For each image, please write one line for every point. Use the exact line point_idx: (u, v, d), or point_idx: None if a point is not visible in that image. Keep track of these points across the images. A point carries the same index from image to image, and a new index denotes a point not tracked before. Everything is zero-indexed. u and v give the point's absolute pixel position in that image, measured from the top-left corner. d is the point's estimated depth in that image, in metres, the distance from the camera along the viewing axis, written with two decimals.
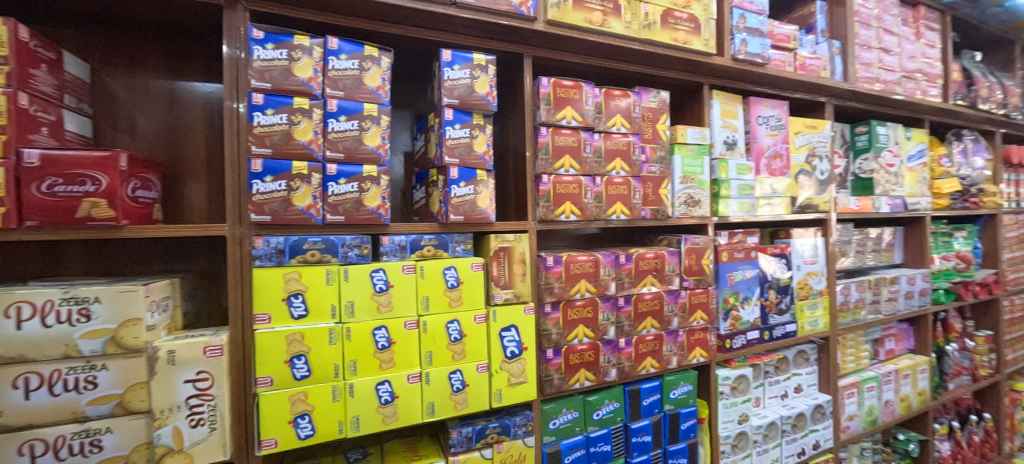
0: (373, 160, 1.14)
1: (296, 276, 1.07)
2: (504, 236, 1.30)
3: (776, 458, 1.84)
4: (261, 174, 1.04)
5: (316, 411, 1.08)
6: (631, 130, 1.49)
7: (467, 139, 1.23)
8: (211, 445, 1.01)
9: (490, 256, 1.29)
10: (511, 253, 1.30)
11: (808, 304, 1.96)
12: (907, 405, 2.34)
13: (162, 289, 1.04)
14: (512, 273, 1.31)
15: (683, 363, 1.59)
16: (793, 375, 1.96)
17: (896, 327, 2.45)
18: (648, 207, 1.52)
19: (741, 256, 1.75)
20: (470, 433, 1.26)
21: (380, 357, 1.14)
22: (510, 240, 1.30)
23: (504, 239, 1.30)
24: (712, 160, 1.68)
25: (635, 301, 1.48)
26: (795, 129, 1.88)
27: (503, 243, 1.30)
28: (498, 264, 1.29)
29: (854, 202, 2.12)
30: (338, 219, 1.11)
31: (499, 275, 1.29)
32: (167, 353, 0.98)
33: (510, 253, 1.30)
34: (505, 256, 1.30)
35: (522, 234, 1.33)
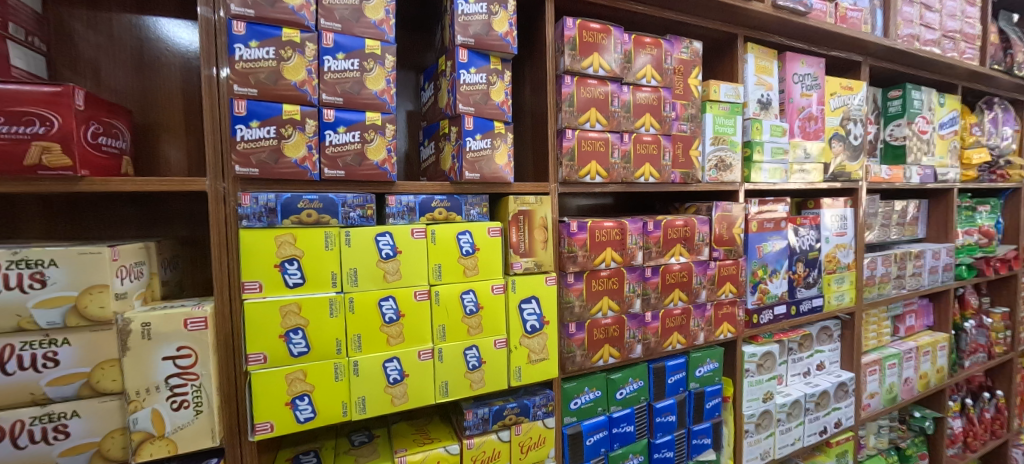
0: (376, 106, 0.99)
1: (291, 239, 0.94)
2: (524, 198, 1.16)
3: (798, 437, 1.75)
4: (246, 119, 0.89)
5: (317, 391, 0.96)
6: (662, 84, 1.34)
7: (484, 86, 1.08)
8: (197, 430, 0.89)
9: (509, 221, 1.15)
10: (531, 218, 1.17)
11: (835, 278, 1.85)
12: (925, 382, 2.27)
13: (133, 253, 0.90)
14: (533, 240, 1.17)
15: (709, 339, 1.48)
16: (816, 352, 1.87)
17: (916, 303, 2.36)
18: (678, 170, 1.39)
19: (772, 226, 1.62)
20: (486, 414, 1.15)
21: (387, 331, 1.01)
22: (531, 203, 1.17)
23: (524, 202, 1.16)
24: (745, 121, 1.53)
25: (663, 272, 1.36)
26: (830, 90, 1.73)
27: (523, 206, 1.16)
28: (517, 230, 1.16)
29: (886, 171, 1.99)
30: (337, 175, 0.96)
31: (518, 241, 1.16)
32: (142, 326, 0.84)
33: (531, 217, 1.17)
34: (525, 221, 1.16)
35: (544, 196, 1.19)
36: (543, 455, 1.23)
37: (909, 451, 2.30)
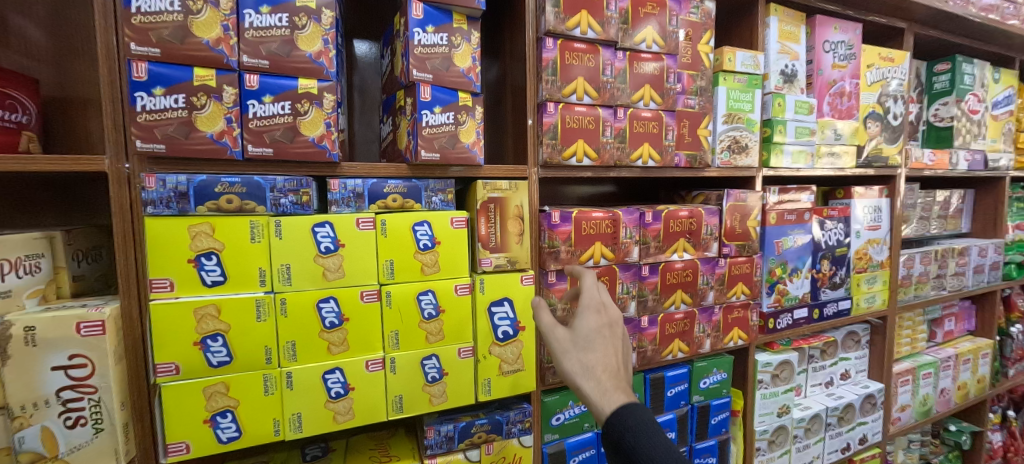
0: (312, 72, 0.83)
1: (209, 230, 0.79)
2: (496, 184, 1.00)
3: (818, 455, 1.56)
4: (147, 85, 0.74)
5: (242, 407, 0.82)
6: (666, 50, 1.14)
7: (445, 48, 0.91)
8: (97, 451, 0.76)
9: (478, 210, 0.99)
10: (504, 207, 1.00)
11: (865, 278, 1.63)
12: (963, 393, 2.04)
13: (24, 245, 0.76)
14: (506, 232, 1.01)
15: (717, 347, 1.30)
16: (840, 360, 1.66)
17: (957, 305, 2.11)
18: (683, 152, 1.19)
19: (793, 219, 1.42)
20: (451, 432, 1.00)
21: (328, 338, 0.87)
22: (504, 189, 1.00)
23: (496, 188, 0.99)
24: (765, 95, 1.32)
25: (663, 271, 1.18)
26: (867, 60, 1.50)
27: (494, 193, 0.99)
28: (488, 220, 0.99)
29: (929, 156, 1.74)
30: (265, 153, 0.81)
31: (489, 234, 0.99)
32: (25, 330, 0.71)
33: (504, 206, 1.00)
34: (497, 210, 1.00)
35: (521, 181, 1.02)
36: None
37: None
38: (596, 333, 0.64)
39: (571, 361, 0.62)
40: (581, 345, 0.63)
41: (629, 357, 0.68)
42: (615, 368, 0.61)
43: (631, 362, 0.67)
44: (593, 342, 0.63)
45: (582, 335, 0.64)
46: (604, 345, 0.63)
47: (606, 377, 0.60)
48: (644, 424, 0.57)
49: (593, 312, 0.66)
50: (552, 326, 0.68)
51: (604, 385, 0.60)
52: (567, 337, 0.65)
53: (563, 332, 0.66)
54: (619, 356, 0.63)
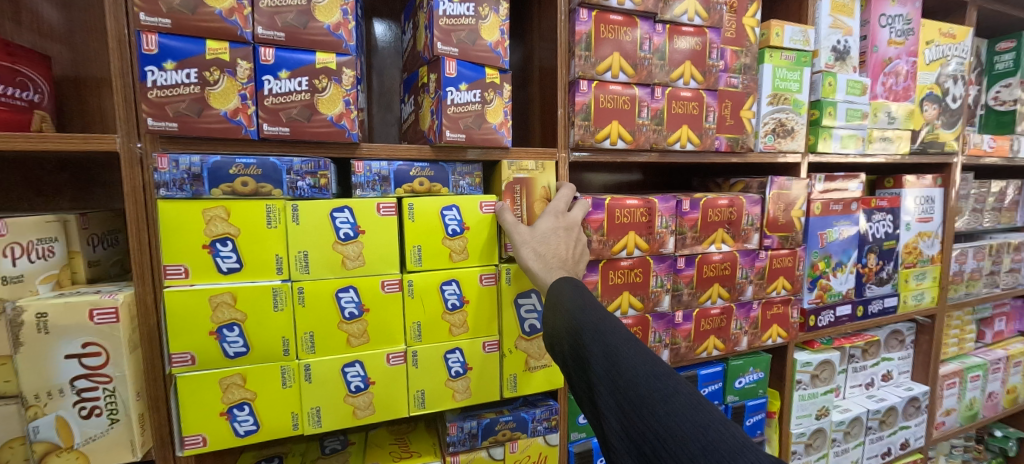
0: (330, 45, 0.78)
1: (224, 214, 0.75)
2: (522, 164, 0.94)
3: (856, 460, 1.48)
4: (157, 59, 0.70)
5: (260, 400, 0.79)
6: (709, 23, 1.05)
7: (471, 20, 0.84)
8: (113, 442, 0.73)
9: (504, 192, 0.93)
10: (531, 188, 0.94)
11: (914, 274, 1.52)
12: (1013, 398, 1.91)
13: (36, 228, 0.73)
14: (533, 215, 0.95)
15: (754, 345, 1.22)
16: (883, 360, 1.56)
17: (1009, 304, 1.96)
18: (724, 135, 1.11)
19: (840, 209, 1.31)
20: (474, 429, 0.96)
21: (347, 329, 0.83)
22: (530, 169, 0.94)
23: (521, 168, 0.94)
24: (814, 74, 1.22)
25: (699, 263, 1.11)
26: (926, 37, 1.37)
27: (520, 173, 0.94)
28: (514, 203, 0.93)
29: (989, 142, 1.60)
30: (281, 132, 0.77)
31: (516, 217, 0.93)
32: (37, 316, 0.68)
33: (531, 187, 0.94)
34: (523, 191, 0.94)
35: (548, 162, 0.97)
36: None
37: None
38: (551, 231, 0.83)
39: (529, 246, 0.80)
40: (539, 236, 0.82)
41: (583, 253, 0.86)
42: (563, 256, 0.79)
43: (584, 258, 0.85)
44: (548, 236, 0.82)
45: (541, 230, 0.83)
46: (558, 239, 0.82)
47: (554, 259, 0.78)
48: (580, 299, 0.64)
49: (551, 215, 0.85)
50: (514, 224, 0.84)
51: (550, 265, 0.78)
52: (528, 230, 0.83)
53: (525, 228, 0.83)
54: (569, 246, 0.82)
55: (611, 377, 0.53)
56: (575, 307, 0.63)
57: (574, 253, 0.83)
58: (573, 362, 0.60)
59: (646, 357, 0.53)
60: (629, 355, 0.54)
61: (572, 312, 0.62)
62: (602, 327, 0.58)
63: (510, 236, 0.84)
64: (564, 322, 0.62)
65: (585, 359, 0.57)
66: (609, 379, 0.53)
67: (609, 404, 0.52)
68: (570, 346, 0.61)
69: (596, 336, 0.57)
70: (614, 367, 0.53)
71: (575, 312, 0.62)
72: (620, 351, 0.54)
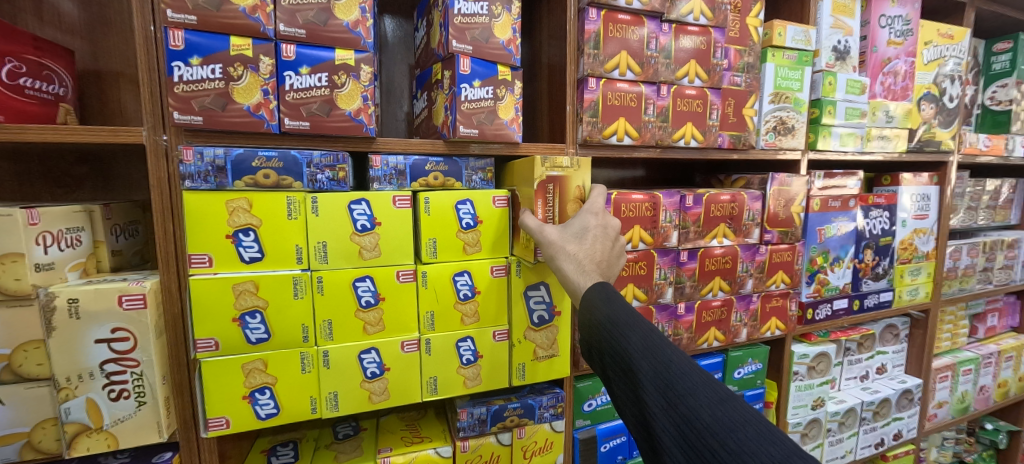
0: (349, 42, 0.81)
1: (246, 205, 0.78)
2: (556, 161, 0.89)
3: (850, 449, 1.52)
4: (184, 54, 0.73)
5: (280, 384, 0.82)
6: (714, 23, 1.07)
7: (485, 18, 0.87)
8: (140, 423, 0.76)
9: (536, 190, 0.88)
10: (564, 187, 0.90)
11: (909, 269, 1.56)
12: (1003, 391, 1.96)
13: (65, 217, 0.76)
14: (566, 215, 0.90)
15: (753, 337, 1.26)
16: (877, 354, 1.60)
17: (1002, 300, 2.01)
18: (726, 132, 1.14)
19: (838, 205, 1.35)
20: (483, 415, 0.99)
21: (364, 317, 0.86)
22: (565, 167, 0.90)
23: (556, 165, 0.89)
24: (815, 73, 1.25)
25: (702, 257, 1.14)
26: (925, 37, 1.40)
27: (554, 171, 0.88)
28: (546, 202, 0.88)
29: (984, 141, 1.64)
30: (301, 126, 0.80)
31: (547, 217, 0.88)
32: (69, 302, 0.71)
33: (565, 186, 0.90)
34: (556, 190, 0.89)
35: (584, 160, 0.92)
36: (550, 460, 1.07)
37: None
38: (583, 229, 0.80)
39: (558, 245, 0.78)
40: (570, 236, 0.79)
41: (619, 259, 0.81)
42: (597, 256, 0.76)
43: (620, 263, 0.80)
44: (582, 233, 0.79)
45: (572, 230, 0.81)
46: (591, 238, 0.78)
47: (586, 259, 0.75)
48: (620, 311, 0.62)
49: (589, 214, 0.82)
50: (541, 227, 0.82)
51: (583, 267, 0.75)
52: (557, 231, 0.81)
53: (554, 228, 0.81)
54: (605, 247, 0.78)
55: (668, 399, 0.51)
56: (616, 319, 0.60)
57: (610, 254, 0.79)
58: (617, 377, 0.58)
59: (702, 380, 0.51)
60: (685, 377, 0.52)
61: (614, 325, 0.60)
62: (649, 344, 0.56)
63: (536, 238, 0.82)
64: (607, 335, 0.60)
65: (633, 376, 0.55)
66: (665, 401, 0.51)
67: (665, 425, 0.50)
68: (613, 361, 0.59)
69: (646, 353, 0.55)
70: (670, 388, 0.51)
71: (616, 325, 0.60)
72: (674, 371, 0.53)
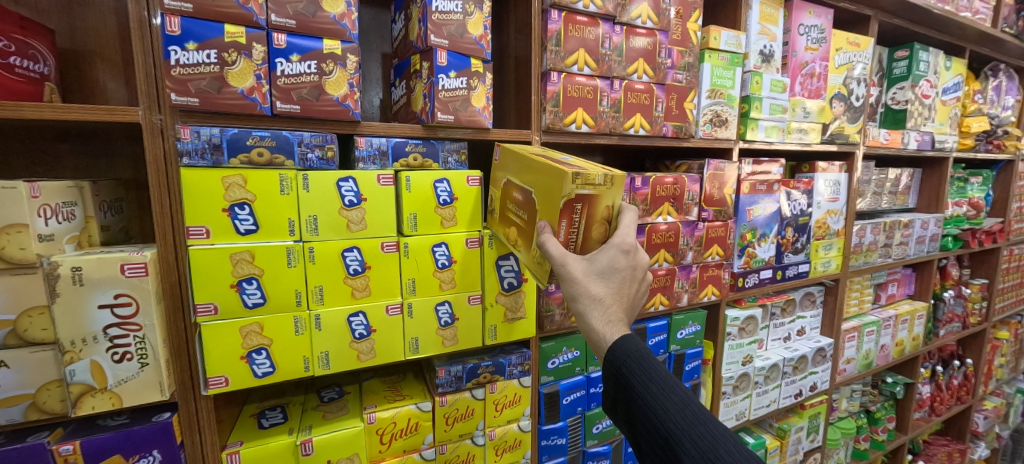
0: (336, 33, 0.89)
1: (241, 181, 0.85)
2: (588, 177, 0.80)
3: (774, 399, 1.77)
4: (180, 39, 0.78)
5: (275, 345, 0.90)
6: (659, 26, 1.23)
7: (459, 16, 0.97)
8: (144, 383, 0.83)
9: (562, 209, 0.79)
10: (592, 208, 0.83)
11: (823, 245, 1.81)
12: (900, 349, 2.29)
13: (61, 191, 0.80)
14: (588, 238, 0.85)
15: (693, 301, 1.45)
16: (798, 318, 1.86)
17: (900, 272, 2.34)
18: (670, 123, 1.30)
19: (764, 189, 1.56)
20: (460, 372, 1.12)
21: (352, 284, 0.95)
22: (596, 184, 0.82)
23: (588, 183, 0.80)
24: (745, 73, 1.44)
25: (649, 232, 1.30)
26: (836, 44, 1.63)
27: (584, 189, 0.80)
28: (570, 223, 0.82)
29: (884, 135, 1.91)
30: (292, 109, 0.87)
31: (569, 238, 0.83)
32: (72, 270, 0.76)
33: (592, 206, 0.83)
34: (583, 209, 0.82)
35: (617, 176, 0.84)
36: (518, 412, 1.22)
37: (878, 414, 2.34)
38: (612, 268, 0.76)
39: (582, 286, 0.75)
40: (595, 275, 0.76)
41: (640, 296, 0.80)
42: (621, 303, 0.75)
43: (641, 299, 0.80)
44: (608, 273, 0.76)
45: (598, 267, 0.77)
46: (618, 279, 0.76)
47: (612, 307, 0.74)
48: (655, 377, 0.66)
49: (620, 251, 0.77)
50: (565, 257, 0.77)
51: (608, 314, 0.73)
52: (582, 266, 0.77)
53: (579, 262, 0.76)
54: (629, 289, 0.77)
55: None
56: (653, 387, 0.65)
57: (633, 297, 0.78)
58: (653, 446, 0.63)
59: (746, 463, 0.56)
60: (727, 457, 0.57)
61: (651, 394, 0.64)
62: (689, 420, 0.61)
63: (558, 270, 0.77)
64: (642, 401, 0.65)
65: (674, 451, 0.59)
66: None
67: None
68: (652, 433, 0.63)
69: (686, 429, 0.60)
70: None
71: (653, 397, 0.64)
72: (716, 451, 0.57)
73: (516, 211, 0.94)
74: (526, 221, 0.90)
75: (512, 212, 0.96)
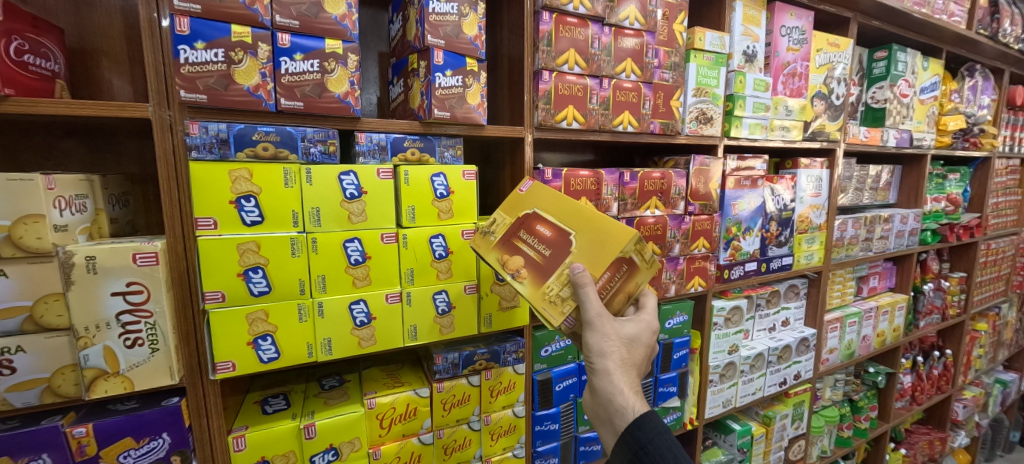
0: (337, 33, 0.93)
1: (247, 175, 0.89)
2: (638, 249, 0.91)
3: (759, 387, 1.84)
4: (189, 39, 0.82)
5: (280, 332, 0.95)
6: (646, 28, 1.28)
7: (455, 17, 1.01)
8: (154, 367, 0.86)
9: (613, 262, 0.87)
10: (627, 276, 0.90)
11: (805, 238, 1.88)
12: (882, 340, 2.37)
13: (74, 185, 0.83)
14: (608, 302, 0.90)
15: (681, 292, 1.51)
16: (782, 309, 1.93)
17: (881, 265, 2.43)
18: (657, 120, 1.36)
19: (748, 184, 1.62)
20: (456, 359, 1.17)
21: (353, 273, 0.99)
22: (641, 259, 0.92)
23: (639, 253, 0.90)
24: (729, 73, 1.50)
25: (638, 225, 1.36)
26: (817, 45, 1.70)
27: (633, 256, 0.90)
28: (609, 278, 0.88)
29: (864, 132, 1.99)
30: (296, 106, 0.91)
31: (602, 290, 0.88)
32: (86, 259, 0.79)
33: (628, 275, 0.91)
34: (622, 272, 0.90)
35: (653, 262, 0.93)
36: (513, 398, 1.27)
37: (860, 403, 2.42)
38: (638, 339, 0.82)
39: (614, 345, 0.78)
40: (625, 339, 0.80)
41: None
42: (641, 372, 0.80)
43: None
44: (635, 343, 0.81)
45: (627, 332, 0.81)
46: (641, 350, 0.81)
47: (635, 375, 0.78)
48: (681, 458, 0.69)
49: (646, 327, 0.84)
50: (600, 313, 0.81)
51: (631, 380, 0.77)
52: (614, 325, 0.81)
53: (613, 322, 0.81)
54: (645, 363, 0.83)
55: None
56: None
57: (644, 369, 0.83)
58: None
59: None
60: None
61: None
62: None
63: (592, 324, 0.80)
64: None
65: None
66: None
67: None
68: None
69: None
70: None
71: None
72: None
73: (531, 244, 0.93)
74: (547, 258, 0.91)
75: (524, 243, 0.95)
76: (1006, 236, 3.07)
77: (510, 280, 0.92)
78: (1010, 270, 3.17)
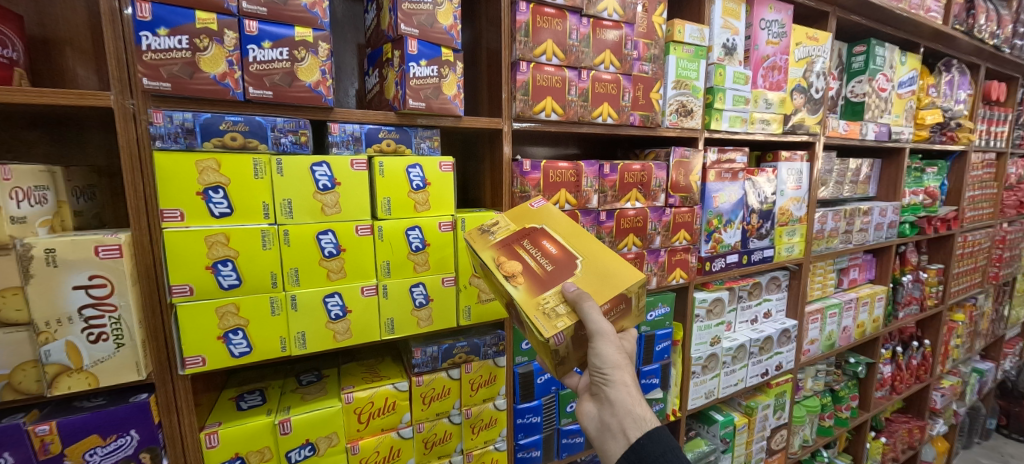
0: (307, 20, 0.91)
1: (215, 165, 0.86)
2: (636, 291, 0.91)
3: (741, 378, 1.86)
4: (151, 25, 0.79)
5: (251, 326, 0.93)
6: (624, 19, 1.28)
7: (429, 6, 1.00)
8: (120, 363, 0.84)
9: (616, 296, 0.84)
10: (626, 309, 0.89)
11: (786, 231, 1.89)
12: (861, 331, 2.41)
13: (33, 175, 0.80)
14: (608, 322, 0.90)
15: (661, 284, 1.51)
16: (764, 300, 1.95)
17: (861, 257, 2.47)
18: (637, 112, 1.36)
19: (729, 176, 1.64)
20: (435, 353, 1.16)
21: (327, 266, 0.98)
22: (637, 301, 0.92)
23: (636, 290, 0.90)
24: (708, 66, 1.51)
25: (618, 217, 1.36)
26: (796, 39, 1.71)
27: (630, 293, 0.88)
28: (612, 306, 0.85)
29: (843, 126, 2.02)
30: (264, 95, 0.89)
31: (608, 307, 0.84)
32: (45, 252, 0.77)
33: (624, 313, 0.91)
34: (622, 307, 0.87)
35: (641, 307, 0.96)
36: (494, 391, 1.27)
37: (841, 392, 2.45)
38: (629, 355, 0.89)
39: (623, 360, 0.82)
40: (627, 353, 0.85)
41: None
42: None
43: None
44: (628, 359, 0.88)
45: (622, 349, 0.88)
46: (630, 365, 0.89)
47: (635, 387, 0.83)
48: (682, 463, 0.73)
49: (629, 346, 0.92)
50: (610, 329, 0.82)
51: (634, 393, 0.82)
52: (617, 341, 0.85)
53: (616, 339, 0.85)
54: None
55: None
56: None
57: None
58: None
59: None
60: None
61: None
62: None
63: (608, 339, 0.79)
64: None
65: None
66: None
67: None
68: None
69: None
70: None
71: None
72: None
73: (530, 253, 0.91)
74: (541, 268, 0.88)
75: (525, 250, 0.92)
76: (982, 229, 3.14)
77: (504, 280, 0.84)
78: (986, 261, 3.24)
